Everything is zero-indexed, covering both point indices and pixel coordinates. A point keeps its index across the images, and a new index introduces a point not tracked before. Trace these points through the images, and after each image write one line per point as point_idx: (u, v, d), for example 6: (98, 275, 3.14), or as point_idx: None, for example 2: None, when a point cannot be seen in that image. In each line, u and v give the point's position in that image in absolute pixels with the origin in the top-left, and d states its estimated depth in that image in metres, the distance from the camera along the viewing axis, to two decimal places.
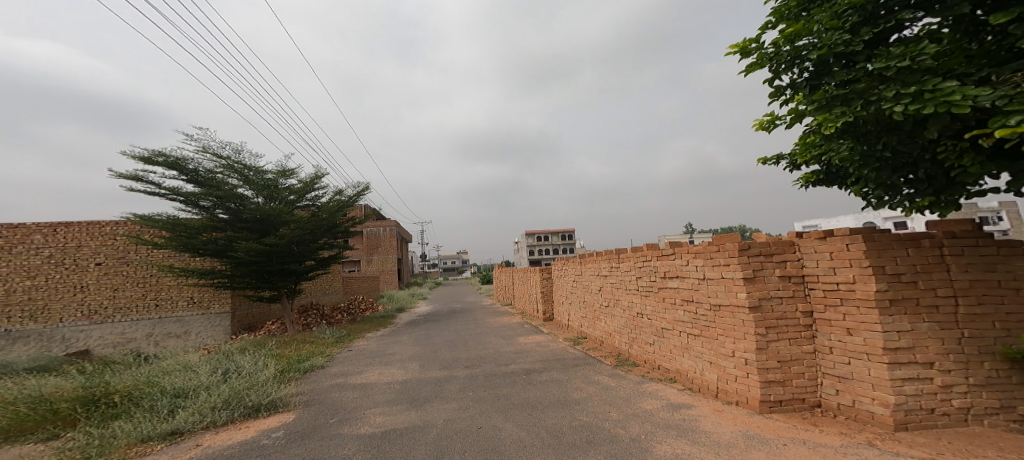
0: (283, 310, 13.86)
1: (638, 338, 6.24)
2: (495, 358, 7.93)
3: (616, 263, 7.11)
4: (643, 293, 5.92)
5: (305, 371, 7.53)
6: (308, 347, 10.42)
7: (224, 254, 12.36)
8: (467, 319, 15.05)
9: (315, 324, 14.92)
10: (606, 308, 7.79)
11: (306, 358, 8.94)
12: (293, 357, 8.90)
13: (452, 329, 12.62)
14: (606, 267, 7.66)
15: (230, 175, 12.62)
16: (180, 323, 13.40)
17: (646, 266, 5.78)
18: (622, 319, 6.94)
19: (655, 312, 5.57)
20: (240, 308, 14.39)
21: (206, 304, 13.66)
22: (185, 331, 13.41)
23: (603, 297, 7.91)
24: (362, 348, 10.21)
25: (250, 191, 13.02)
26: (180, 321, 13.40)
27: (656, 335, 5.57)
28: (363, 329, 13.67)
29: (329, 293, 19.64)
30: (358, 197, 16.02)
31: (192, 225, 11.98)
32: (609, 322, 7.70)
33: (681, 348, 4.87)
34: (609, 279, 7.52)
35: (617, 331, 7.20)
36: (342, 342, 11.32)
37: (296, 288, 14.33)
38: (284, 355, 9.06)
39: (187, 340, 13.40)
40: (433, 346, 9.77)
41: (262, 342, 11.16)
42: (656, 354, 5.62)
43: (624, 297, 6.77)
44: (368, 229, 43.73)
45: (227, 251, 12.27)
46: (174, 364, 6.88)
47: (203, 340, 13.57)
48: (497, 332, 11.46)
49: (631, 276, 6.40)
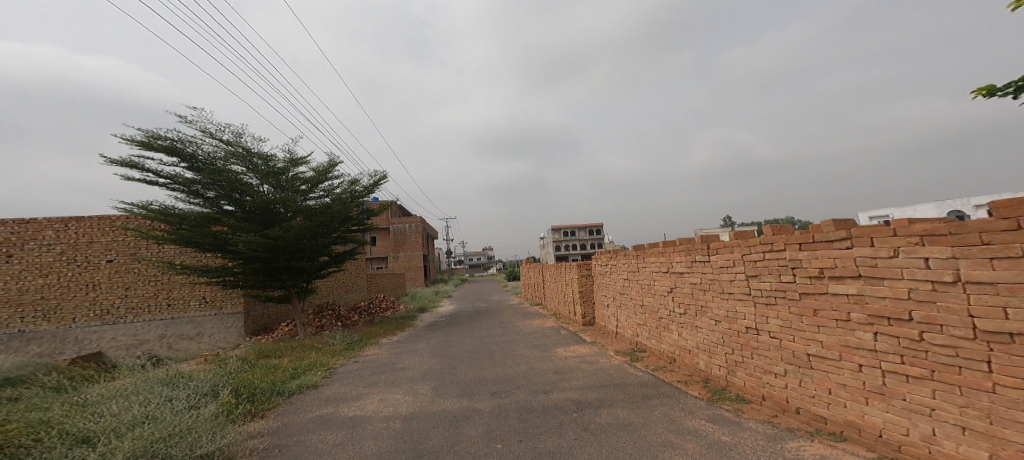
0: (294, 311, 12.30)
1: (748, 364, 4.41)
2: (537, 381, 6.08)
3: (704, 257, 5.14)
4: (766, 301, 4.03)
5: (291, 396, 5.88)
6: (310, 357, 8.87)
7: (226, 248, 10.97)
8: (494, 321, 13.34)
9: (330, 326, 13.47)
10: (682, 318, 5.84)
11: (304, 373, 7.34)
12: (289, 372, 7.31)
13: (478, 334, 10.93)
14: (683, 263, 5.71)
15: (234, 162, 11.01)
16: (192, 324, 12.24)
17: (773, 262, 3.89)
18: (716, 334, 4.96)
19: (788, 332, 3.78)
20: (255, 308, 13.14)
21: (218, 303, 12.49)
22: (198, 332, 12.26)
23: (676, 302, 5.97)
24: (374, 360, 8.54)
25: (255, 180, 11.41)
26: (192, 322, 12.23)
27: (793, 365, 3.74)
28: (378, 333, 12.14)
29: (349, 292, 18.40)
30: (375, 187, 14.50)
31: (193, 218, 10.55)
32: (686, 336, 5.77)
33: (862, 392, 3.10)
34: (688, 278, 5.57)
35: (705, 350, 5.24)
36: (353, 349, 9.75)
37: (307, 287, 12.76)
38: (283, 370, 7.49)
39: (200, 342, 12.23)
40: (458, 359, 8.04)
41: (265, 349, 9.73)
42: (791, 392, 3.80)
43: (721, 305, 4.81)
44: (392, 225, 42.73)
45: (225, 246, 10.87)
46: (122, 387, 5.32)
47: (217, 342, 12.40)
48: (531, 340, 9.65)
49: (736, 276, 4.48)
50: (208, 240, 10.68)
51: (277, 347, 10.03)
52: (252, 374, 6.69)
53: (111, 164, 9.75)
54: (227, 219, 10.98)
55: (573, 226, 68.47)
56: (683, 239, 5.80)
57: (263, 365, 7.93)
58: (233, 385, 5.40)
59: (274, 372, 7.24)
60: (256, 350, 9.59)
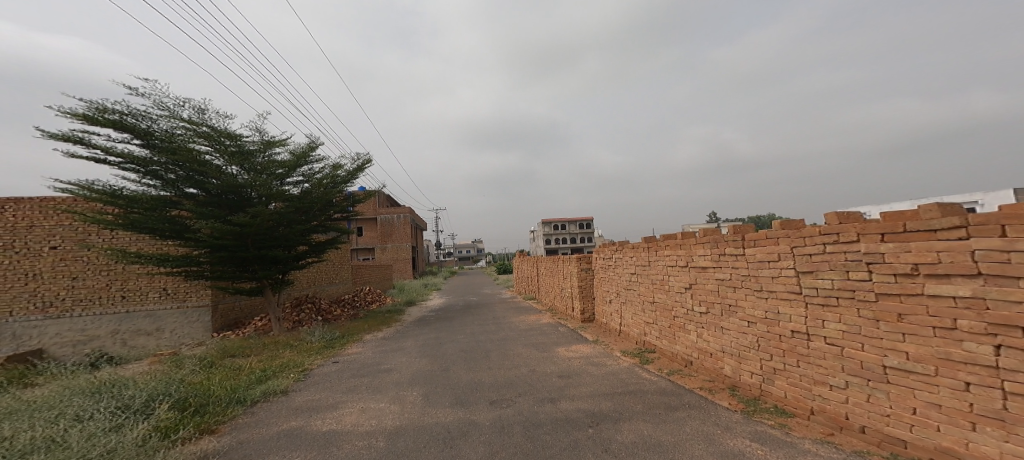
0: (267, 304, 11.39)
1: (792, 373, 3.78)
2: (539, 388, 5.43)
3: (738, 250, 4.50)
4: (826, 302, 3.38)
5: (252, 406, 5.10)
6: (284, 356, 8.08)
7: (183, 235, 9.97)
8: (487, 316, 12.67)
9: (309, 321, 12.60)
10: (704, 319, 5.22)
11: (274, 376, 6.55)
12: (256, 375, 6.49)
13: (469, 331, 10.24)
14: (709, 256, 5.07)
15: (196, 140, 10.01)
16: (151, 318, 11.27)
17: (839, 256, 3.24)
18: (751, 338, 4.35)
19: (855, 338, 3.14)
20: (223, 301, 12.18)
21: (181, 295, 11.52)
22: (157, 327, 11.31)
23: (698, 300, 5.35)
24: (356, 360, 7.77)
25: (221, 161, 10.41)
26: (151, 316, 11.26)
27: (859, 378, 3.12)
28: (363, 328, 11.37)
29: (332, 284, 17.53)
30: (358, 173, 13.58)
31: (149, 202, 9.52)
32: (708, 338, 5.15)
33: (965, 415, 2.48)
34: (715, 274, 4.95)
35: (734, 355, 4.63)
36: (333, 347, 8.97)
37: (283, 278, 11.83)
38: (246, 373, 6.66)
39: (160, 338, 11.29)
40: (449, 359, 7.34)
41: (234, 347, 8.91)
42: (853, 407, 3.18)
43: (760, 305, 4.18)
44: (381, 216, 41.61)
45: (185, 233, 9.89)
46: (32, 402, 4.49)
47: (180, 338, 11.44)
48: (528, 337, 8.99)
49: (783, 272, 3.83)
50: (168, 225, 9.70)
51: (248, 345, 9.22)
52: (209, 380, 5.90)
53: (53, 139, 8.75)
54: (189, 203, 9.98)
55: (564, 219, 67.97)
56: (708, 230, 5.15)
57: (230, 367, 7.11)
58: (173, 399, 4.66)
59: (238, 376, 6.45)
60: (222, 348, 8.77)
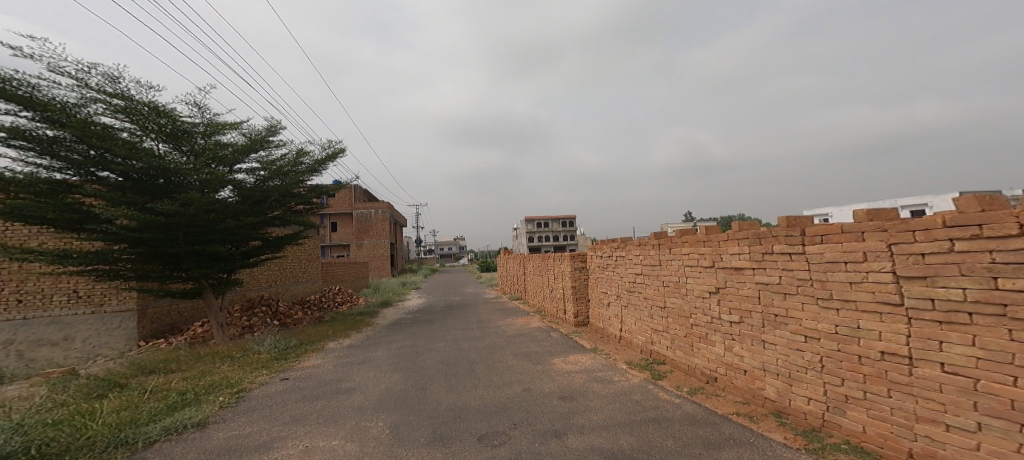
0: (207, 309, 10.05)
1: (880, 404, 2.89)
2: (539, 416, 4.43)
3: (794, 248, 3.60)
4: (949, 318, 2.51)
5: (142, 452, 4.11)
6: (218, 372, 6.95)
7: (84, 226, 8.50)
8: (470, 320, 11.57)
9: (259, 326, 11.31)
10: (736, 330, 4.32)
11: (192, 403, 5.48)
12: (170, 402, 5.45)
13: (449, 337, 9.18)
14: (747, 256, 4.17)
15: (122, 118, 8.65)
16: (57, 326, 9.62)
17: (979, 257, 2.36)
18: (808, 356, 3.46)
19: (1000, 367, 2.27)
20: (153, 305, 10.72)
21: (96, 299, 9.97)
22: (66, 337, 9.67)
23: (729, 307, 4.43)
24: (314, 376, 6.64)
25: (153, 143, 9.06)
26: (57, 323, 9.62)
27: (1005, 423, 2.25)
28: (328, 333, 10.15)
29: (298, 283, 16.25)
30: (328, 161, 12.35)
31: (44, 187, 8.01)
32: (742, 352, 4.25)
33: None
34: (756, 277, 4.04)
35: (781, 375, 3.72)
36: (285, 359, 7.76)
37: (225, 278, 10.47)
38: (155, 398, 5.63)
39: (67, 350, 9.64)
40: (429, 375, 6.29)
41: (158, 360, 7.62)
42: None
43: (828, 317, 3.29)
44: (358, 212, 39.96)
45: (89, 223, 8.37)
46: None
47: (95, 348, 9.87)
48: (516, 345, 8.00)
49: (871, 277, 2.94)
50: (67, 213, 8.20)
51: (175, 357, 7.96)
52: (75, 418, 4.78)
53: None
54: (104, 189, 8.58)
55: (547, 216, 67.28)
56: (744, 225, 4.27)
57: (139, 389, 6.01)
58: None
59: (148, 405, 5.35)
60: (138, 363, 7.53)
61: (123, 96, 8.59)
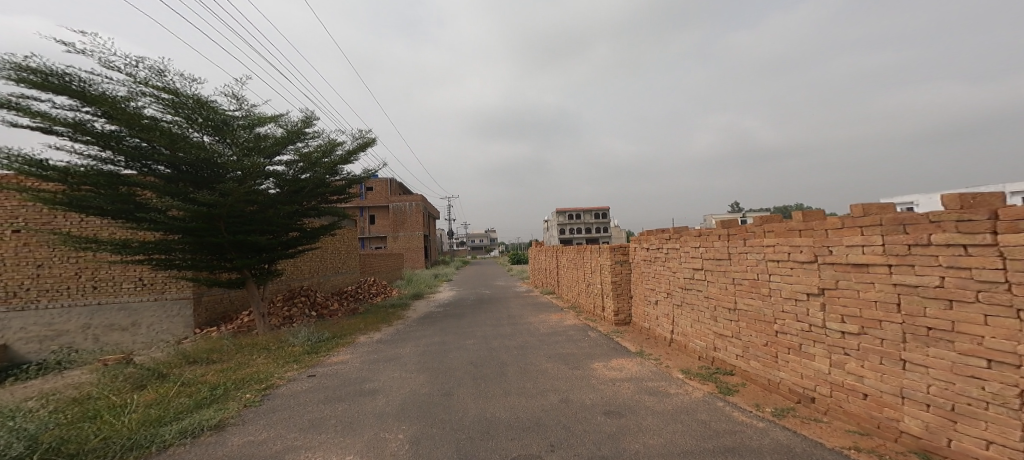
0: (251, 299, 9.82)
1: None
2: (580, 436, 3.71)
3: (972, 239, 2.57)
4: None
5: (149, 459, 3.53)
6: (251, 365, 6.57)
7: (135, 216, 8.23)
8: (500, 314, 11.01)
9: (300, 318, 11.07)
10: (856, 342, 3.41)
11: (221, 398, 5.05)
12: (199, 396, 4.98)
13: (481, 333, 8.61)
14: (878, 249, 3.19)
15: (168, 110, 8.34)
16: (126, 312, 9.62)
17: None
18: (993, 387, 2.50)
19: None
20: (208, 292, 10.38)
21: (159, 286, 9.79)
22: (134, 322, 9.66)
23: (841, 315, 3.55)
24: (341, 374, 6.16)
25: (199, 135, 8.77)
26: (126, 309, 9.62)
27: None
28: (359, 326, 9.88)
29: (336, 274, 16.25)
30: (361, 150, 12.05)
31: (98, 178, 7.77)
32: (863, 371, 3.36)
33: None
34: (892, 277, 3.08)
35: (936, 407, 2.80)
36: (315, 353, 7.37)
37: (271, 268, 10.19)
38: (191, 392, 5.18)
39: (135, 335, 9.65)
40: (455, 378, 5.70)
41: (196, 350, 7.50)
42: None
43: None
44: (392, 204, 40.34)
45: (138, 213, 8.16)
46: None
47: (158, 334, 9.76)
48: (554, 345, 7.31)
49: None
50: (119, 204, 7.96)
51: (219, 346, 7.76)
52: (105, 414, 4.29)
53: None
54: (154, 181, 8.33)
55: (579, 208, 65.95)
56: (869, 208, 3.32)
57: (176, 380, 5.60)
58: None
59: (178, 397, 5.00)
60: (184, 352, 7.35)
61: (167, 88, 8.30)
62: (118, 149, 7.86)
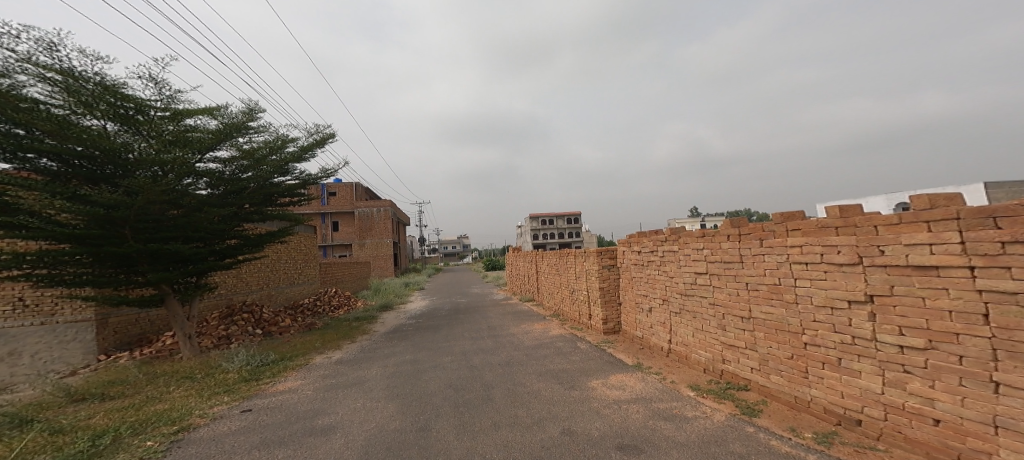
0: (173, 319, 8.59)
1: None
2: None
3: None
4: None
5: None
6: (164, 401, 5.58)
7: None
8: (478, 325, 10.17)
9: (240, 337, 9.89)
10: (920, 357, 2.79)
11: (116, 449, 4.01)
12: (76, 450, 3.97)
13: (453, 348, 7.78)
14: (954, 248, 2.58)
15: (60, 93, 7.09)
16: (2, 339, 7.98)
17: None
18: None
19: None
20: (116, 313, 9.14)
21: (49, 308, 8.39)
22: (10, 352, 8.00)
23: (898, 326, 2.91)
24: (284, 407, 5.20)
25: (104, 124, 7.54)
26: (1, 336, 7.96)
27: None
28: (316, 344, 8.79)
29: (293, 285, 14.91)
30: (316, 148, 10.97)
31: None
32: (929, 391, 2.74)
33: None
34: (975, 283, 2.47)
35: None
36: (255, 381, 6.32)
37: (198, 283, 9.04)
38: (62, 445, 4.18)
39: (13, 367, 8.02)
40: (433, 405, 4.88)
41: (95, 386, 6.28)
42: None
43: None
44: (359, 210, 38.59)
45: (4, 217, 6.72)
46: None
47: (47, 364, 8.27)
48: (539, 360, 6.56)
49: None
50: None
51: (124, 377, 6.71)
52: None
53: None
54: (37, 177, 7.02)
55: (551, 214, 65.97)
56: (937, 199, 2.75)
57: (44, 429, 4.64)
58: None
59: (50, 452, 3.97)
60: (80, 388, 6.19)
61: (63, 70, 7.03)
62: None
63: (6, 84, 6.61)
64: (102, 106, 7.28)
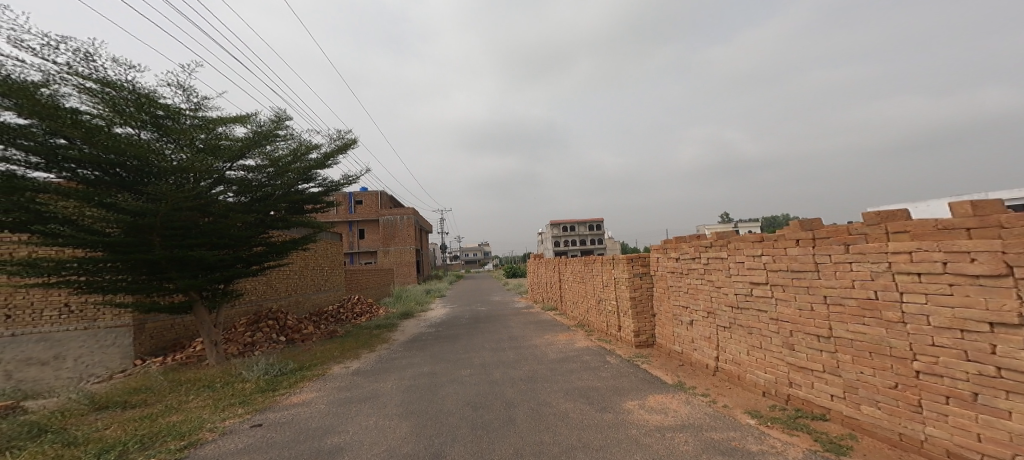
0: (202, 324, 8.40)
1: None
2: None
3: None
4: None
5: None
6: (180, 411, 5.24)
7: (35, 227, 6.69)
8: (501, 335, 9.67)
9: (263, 345, 9.65)
10: None
11: None
12: None
13: (476, 360, 7.29)
14: None
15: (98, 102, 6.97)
16: (47, 343, 8.02)
17: None
18: None
19: None
20: (152, 318, 9.04)
21: (91, 313, 8.35)
22: (56, 356, 8.05)
23: None
24: (295, 423, 4.79)
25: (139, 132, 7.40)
26: (46, 341, 8.01)
27: None
28: (333, 353, 8.48)
29: (317, 292, 14.85)
30: (339, 154, 10.81)
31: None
32: None
33: None
34: None
35: None
36: (271, 392, 5.99)
37: (228, 289, 8.86)
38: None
39: (58, 370, 8.03)
40: (449, 427, 4.36)
41: (116, 393, 6.04)
42: None
43: None
44: (383, 217, 38.91)
45: (38, 224, 6.60)
46: None
47: (88, 369, 8.23)
48: (568, 376, 5.99)
49: None
50: (10, 213, 6.50)
51: (144, 385, 6.46)
52: None
53: None
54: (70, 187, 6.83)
55: (574, 220, 65.09)
56: None
57: (60, 441, 4.30)
58: None
59: None
60: (103, 395, 6.02)
61: (101, 79, 6.93)
62: (26, 147, 6.41)
63: (46, 93, 6.50)
64: (135, 114, 7.12)
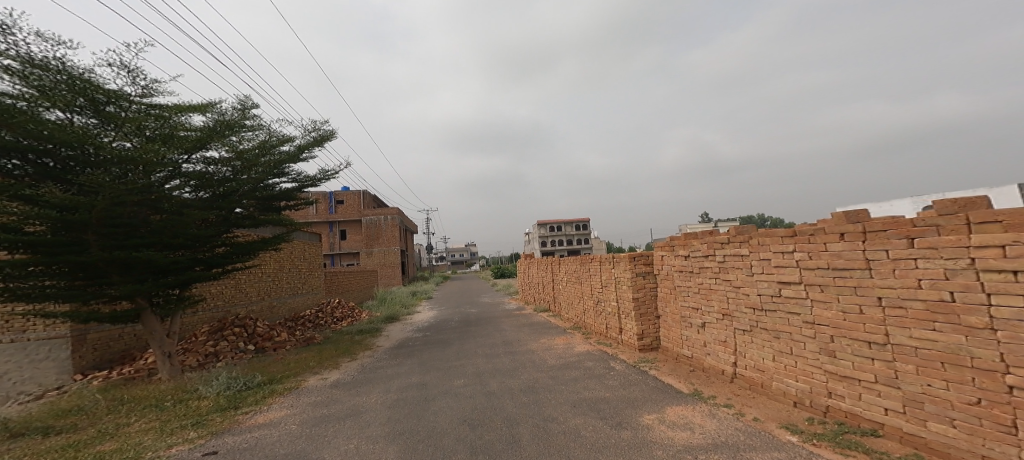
0: (148, 335, 7.55)
1: None
2: None
3: None
4: None
5: None
6: (118, 437, 4.52)
7: None
8: (493, 340, 9.10)
9: (225, 355, 8.84)
10: None
11: None
12: None
13: (467, 369, 6.70)
14: None
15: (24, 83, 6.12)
16: None
17: None
18: None
19: None
20: (95, 328, 8.12)
21: (21, 324, 7.43)
22: None
23: None
24: (258, 449, 4.13)
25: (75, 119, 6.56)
26: None
27: None
28: (309, 362, 7.77)
29: (294, 295, 13.97)
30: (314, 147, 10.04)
31: None
32: None
33: None
34: None
35: None
36: (232, 411, 5.28)
37: (183, 296, 8.02)
38: None
39: None
40: (441, 450, 3.77)
41: (46, 416, 5.25)
42: None
43: None
44: (366, 218, 37.83)
45: None
46: None
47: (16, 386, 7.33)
48: (570, 386, 5.46)
49: None
50: None
51: (84, 405, 5.66)
52: None
53: None
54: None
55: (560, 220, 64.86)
56: None
57: None
58: None
59: None
60: (31, 418, 5.20)
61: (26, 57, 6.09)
62: None
63: None
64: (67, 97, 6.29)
